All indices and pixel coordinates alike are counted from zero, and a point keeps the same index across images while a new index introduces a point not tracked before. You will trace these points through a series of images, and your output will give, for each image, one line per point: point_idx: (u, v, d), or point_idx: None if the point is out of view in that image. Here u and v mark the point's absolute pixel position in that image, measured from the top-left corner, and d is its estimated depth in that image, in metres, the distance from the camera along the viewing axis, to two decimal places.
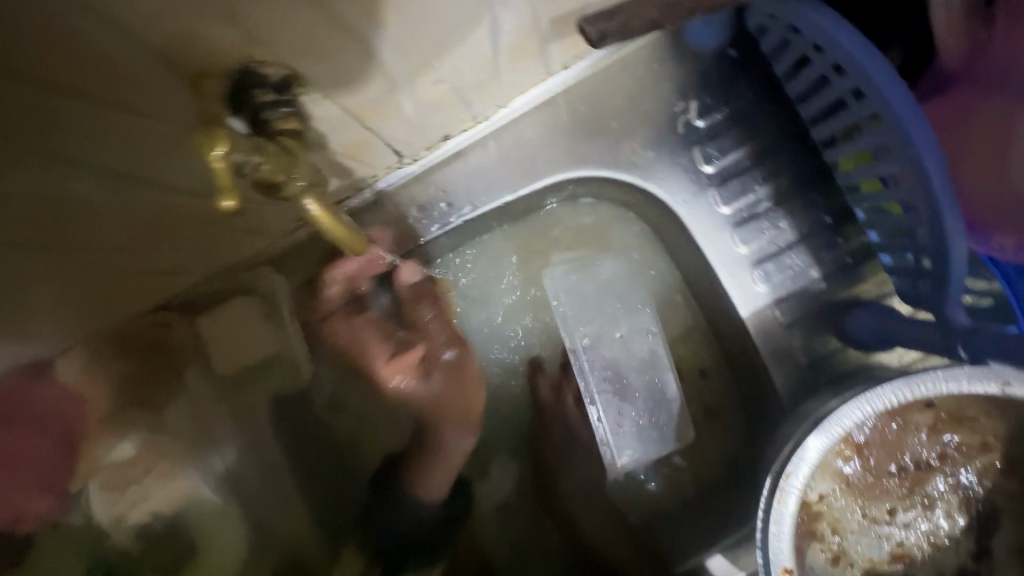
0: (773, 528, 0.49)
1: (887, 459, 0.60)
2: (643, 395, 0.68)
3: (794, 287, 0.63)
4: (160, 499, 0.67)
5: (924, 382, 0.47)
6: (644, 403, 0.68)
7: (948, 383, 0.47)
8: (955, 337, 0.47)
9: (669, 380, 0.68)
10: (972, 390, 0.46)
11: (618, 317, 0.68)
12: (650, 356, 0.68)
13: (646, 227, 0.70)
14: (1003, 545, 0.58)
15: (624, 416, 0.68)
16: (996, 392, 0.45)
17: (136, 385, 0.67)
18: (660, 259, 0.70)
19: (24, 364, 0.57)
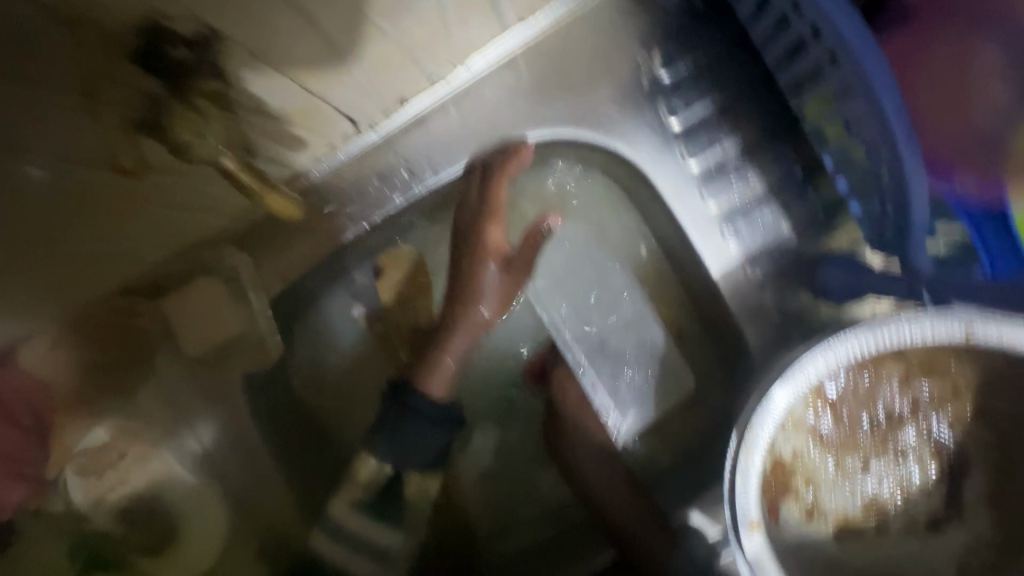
0: (739, 479, 0.49)
1: (859, 412, 0.60)
2: (634, 356, 0.68)
3: (765, 243, 0.62)
4: (136, 482, 0.67)
5: (887, 329, 0.47)
6: (635, 360, 0.68)
7: (912, 329, 0.46)
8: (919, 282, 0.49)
9: (654, 335, 0.67)
10: (935, 336, 0.46)
11: (593, 282, 0.68)
12: (635, 316, 0.67)
13: (610, 184, 0.67)
14: (973, 493, 0.58)
15: (617, 381, 0.69)
16: (958, 337, 0.45)
17: (103, 369, 0.67)
18: (621, 217, 0.67)
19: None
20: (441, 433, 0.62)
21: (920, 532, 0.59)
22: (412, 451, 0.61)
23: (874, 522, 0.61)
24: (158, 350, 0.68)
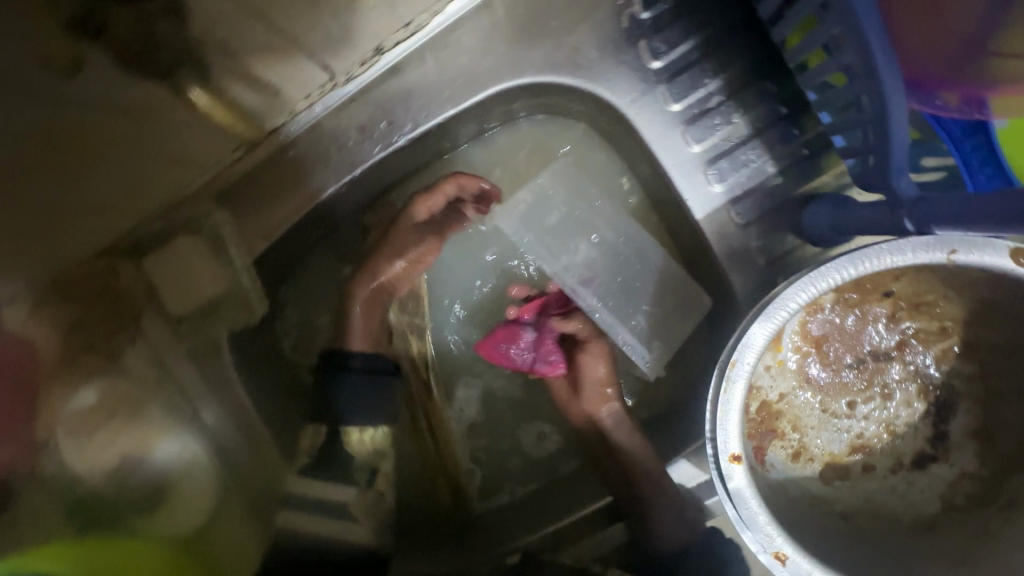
0: (720, 412, 0.50)
1: (845, 352, 0.60)
2: (642, 287, 0.68)
3: (750, 185, 0.61)
4: (125, 444, 0.66)
5: (868, 257, 0.45)
6: (647, 289, 0.68)
7: (894, 257, 0.45)
8: (902, 209, 0.46)
9: (660, 258, 0.68)
10: (916, 262, 0.45)
11: (587, 222, 0.68)
12: (635, 252, 0.68)
13: (593, 135, 0.69)
14: (960, 428, 0.58)
15: (629, 317, 0.69)
16: (941, 260, 0.43)
17: (87, 328, 0.66)
18: (607, 167, 0.69)
19: None
20: (379, 387, 0.66)
21: (906, 470, 0.59)
22: (356, 405, 0.64)
23: (860, 462, 0.61)
24: (143, 314, 0.69)
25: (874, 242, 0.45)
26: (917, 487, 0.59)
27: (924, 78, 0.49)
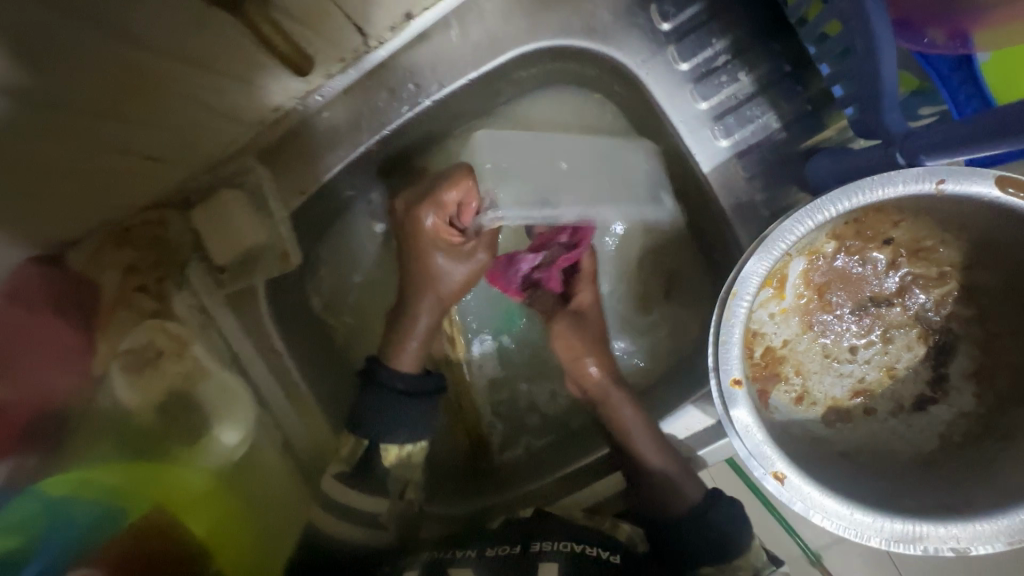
0: (722, 342, 0.52)
1: (846, 300, 0.63)
2: (610, 173, 0.71)
3: (755, 140, 0.65)
4: (171, 377, 0.73)
5: (863, 189, 0.48)
6: (615, 175, 0.71)
7: (887, 188, 0.48)
8: (894, 145, 0.49)
9: (618, 143, 0.71)
10: (908, 194, 0.48)
11: (543, 156, 0.68)
12: (592, 149, 0.70)
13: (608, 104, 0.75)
14: (959, 371, 0.60)
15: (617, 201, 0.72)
16: (930, 191, 0.47)
17: (139, 274, 0.73)
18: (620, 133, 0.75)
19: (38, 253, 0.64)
20: (419, 409, 0.69)
21: (906, 412, 0.62)
22: (397, 427, 0.68)
23: (861, 405, 0.63)
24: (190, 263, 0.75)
25: (870, 175, 0.48)
26: (917, 428, 0.61)
27: (913, 18, 0.50)
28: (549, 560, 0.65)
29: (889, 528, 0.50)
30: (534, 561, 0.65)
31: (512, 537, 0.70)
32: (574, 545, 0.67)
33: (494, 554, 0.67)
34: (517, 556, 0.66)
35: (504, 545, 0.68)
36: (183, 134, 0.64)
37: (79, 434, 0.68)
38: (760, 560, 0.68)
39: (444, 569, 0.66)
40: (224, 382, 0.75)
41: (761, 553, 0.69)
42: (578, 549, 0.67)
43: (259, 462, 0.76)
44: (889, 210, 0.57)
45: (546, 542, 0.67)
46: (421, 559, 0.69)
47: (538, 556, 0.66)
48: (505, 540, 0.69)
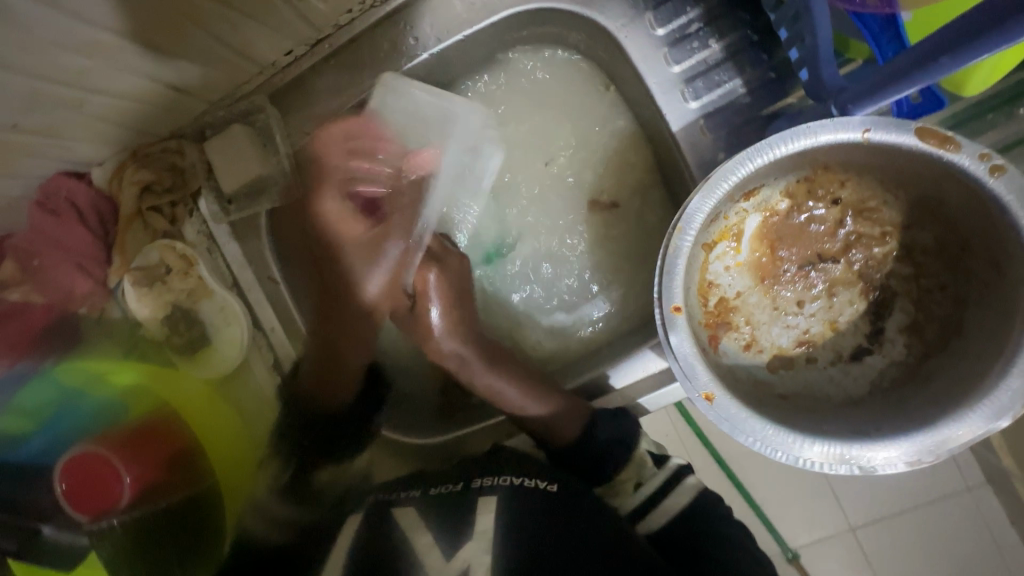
0: (666, 272, 0.57)
1: (796, 256, 0.68)
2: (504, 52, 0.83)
3: (721, 102, 0.70)
4: (178, 291, 0.81)
5: (801, 136, 0.54)
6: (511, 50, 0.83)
7: (822, 134, 0.54)
8: (829, 97, 0.56)
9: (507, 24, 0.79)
10: (840, 140, 0.54)
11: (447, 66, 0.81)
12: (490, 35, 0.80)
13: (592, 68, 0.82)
14: (894, 325, 0.64)
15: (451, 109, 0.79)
16: (858, 138, 0.53)
17: (154, 194, 0.79)
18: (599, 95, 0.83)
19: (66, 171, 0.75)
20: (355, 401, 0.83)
21: (843, 362, 0.66)
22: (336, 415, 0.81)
23: (804, 354, 0.68)
24: (201, 192, 0.82)
25: (808, 122, 0.54)
26: (851, 376, 0.65)
27: None
28: (492, 493, 0.68)
29: (819, 453, 0.54)
30: (477, 494, 0.68)
31: (455, 473, 0.73)
32: (514, 479, 0.70)
33: (436, 492, 0.70)
34: (460, 491, 0.69)
35: (445, 483, 0.71)
36: (203, 67, 0.71)
37: (94, 334, 0.81)
38: (642, 469, 0.77)
39: (389, 508, 0.69)
40: (223, 303, 0.82)
41: (644, 461, 0.77)
42: (519, 483, 0.69)
43: (250, 377, 0.83)
44: (835, 169, 0.62)
45: (488, 478, 0.70)
46: (368, 503, 0.72)
47: (480, 491, 0.68)
48: (447, 477, 0.72)
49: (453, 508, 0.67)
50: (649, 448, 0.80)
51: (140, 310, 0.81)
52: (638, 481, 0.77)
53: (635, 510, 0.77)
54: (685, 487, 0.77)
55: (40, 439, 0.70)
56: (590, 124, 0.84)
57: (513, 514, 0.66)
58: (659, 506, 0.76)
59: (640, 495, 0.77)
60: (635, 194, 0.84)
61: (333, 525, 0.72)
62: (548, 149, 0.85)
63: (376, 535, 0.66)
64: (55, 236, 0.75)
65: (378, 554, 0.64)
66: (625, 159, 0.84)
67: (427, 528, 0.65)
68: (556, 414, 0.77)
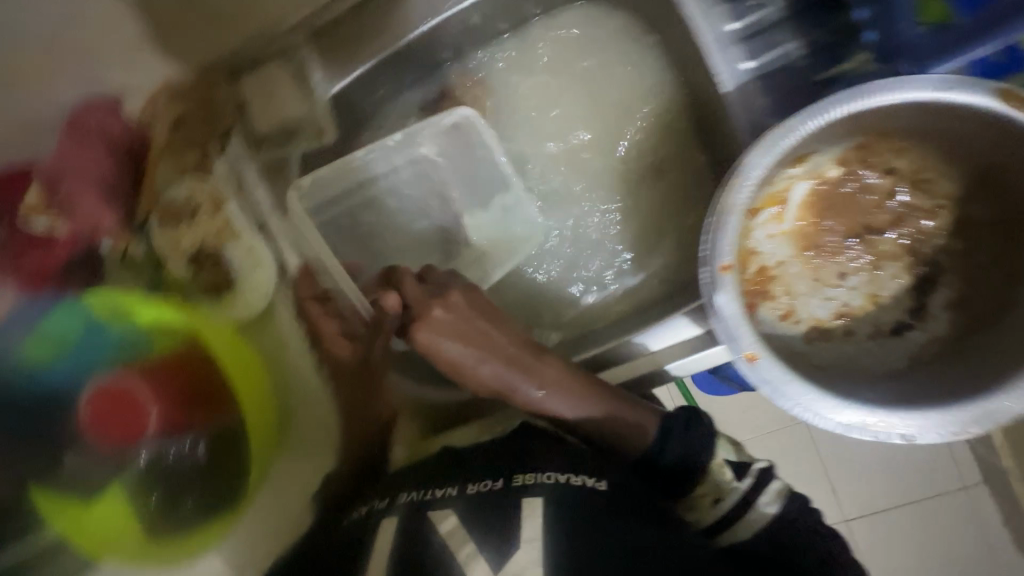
0: (718, 228, 0.56)
1: (843, 227, 0.67)
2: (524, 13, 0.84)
3: (776, 64, 0.68)
4: (203, 229, 0.79)
5: (870, 93, 0.53)
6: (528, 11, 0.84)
7: (893, 93, 0.53)
8: (904, 54, 0.61)
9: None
10: (910, 100, 0.53)
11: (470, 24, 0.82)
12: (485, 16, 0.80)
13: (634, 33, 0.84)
14: (940, 300, 0.63)
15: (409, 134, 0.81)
16: (929, 98, 0.53)
17: (184, 127, 0.79)
18: (640, 60, 0.83)
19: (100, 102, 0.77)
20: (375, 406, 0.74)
21: (883, 336, 0.65)
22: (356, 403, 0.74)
23: (842, 326, 0.67)
24: (231, 131, 0.80)
25: (877, 80, 0.53)
26: (890, 350, 0.64)
27: None
28: (535, 494, 0.59)
29: (853, 418, 0.54)
30: (519, 497, 0.59)
31: (490, 466, 0.64)
32: (559, 476, 0.61)
33: (473, 491, 0.61)
34: (498, 491, 0.60)
35: (482, 479, 0.62)
36: None
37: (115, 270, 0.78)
38: (720, 482, 0.65)
39: (425, 511, 0.61)
40: (250, 246, 0.80)
41: (723, 471, 0.65)
42: (564, 480, 0.61)
43: (275, 325, 0.80)
44: (895, 136, 0.61)
45: (530, 474, 0.61)
46: (401, 506, 0.63)
47: (521, 491, 0.60)
48: (482, 472, 0.63)
49: (492, 508, 0.59)
50: (727, 454, 0.67)
51: (165, 245, 0.79)
52: (717, 496, 0.64)
53: (711, 525, 0.65)
54: (771, 496, 0.64)
55: (58, 372, 0.68)
56: (630, 86, 0.83)
57: (565, 522, 0.57)
58: (743, 522, 0.64)
59: (719, 510, 0.64)
60: (673, 160, 0.82)
61: (360, 532, 0.63)
62: (588, 111, 0.84)
63: (409, 541, 0.58)
64: (85, 163, 0.76)
65: (416, 564, 0.57)
66: (665, 124, 0.82)
67: (466, 537, 0.57)
68: (626, 426, 0.67)
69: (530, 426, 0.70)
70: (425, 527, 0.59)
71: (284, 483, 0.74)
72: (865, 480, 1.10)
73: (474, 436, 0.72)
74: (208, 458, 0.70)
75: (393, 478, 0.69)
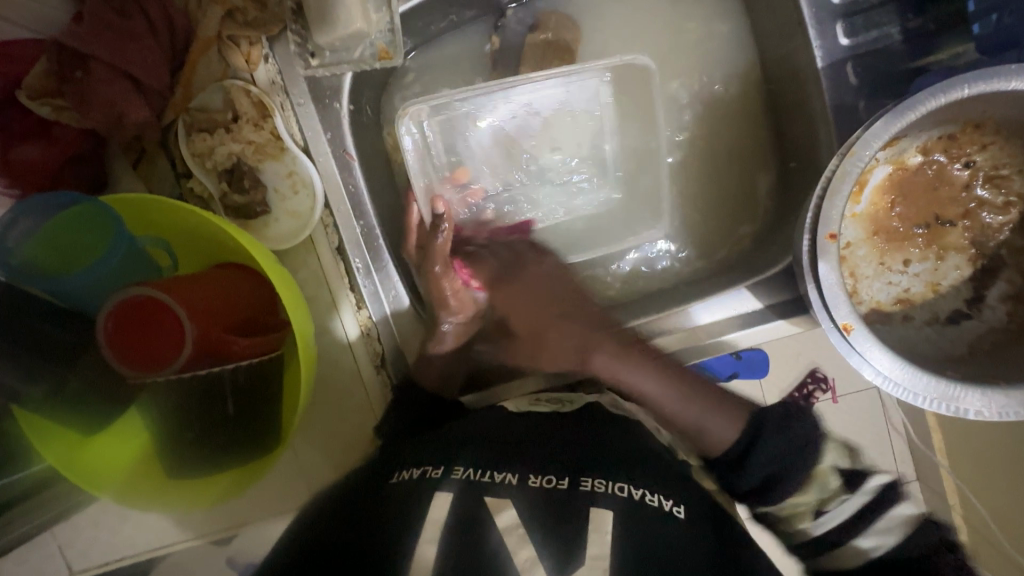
0: (829, 194, 0.57)
1: (916, 216, 0.68)
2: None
3: (874, 46, 0.67)
4: (243, 145, 0.70)
5: (997, 77, 0.55)
6: None
7: (1017, 80, 0.55)
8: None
9: None
10: None
11: None
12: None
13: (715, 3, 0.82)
14: (996, 293, 0.67)
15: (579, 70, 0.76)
16: None
17: (231, 24, 0.69)
18: (715, 35, 0.83)
19: None
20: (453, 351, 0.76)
21: (939, 323, 0.68)
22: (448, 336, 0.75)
23: (900, 312, 0.69)
24: (282, 35, 0.70)
25: (1007, 63, 0.54)
26: (947, 337, 0.67)
27: None
28: (603, 506, 0.55)
29: (933, 388, 0.56)
30: (586, 504, 0.56)
31: (558, 462, 0.60)
32: (633, 491, 0.57)
33: (536, 485, 0.57)
34: (564, 492, 0.57)
35: (547, 475, 0.58)
36: None
37: (141, 174, 0.73)
38: (824, 492, 0.60)
39: (484, 496, 0.56)
40: (292, 168, 0.72)
41: (830, 482, 0.61)
42: (638, 497, 0.56)
43: (312, 256, 0.74)
44: (987, 129, 0.63)
45: (601, 481, 0.57)
46: (458, 481, 0.57)
47: (591, 498, 0.56)
48: (548, 465, 0.59)
49: (556, 514, 0.55)
50: (838, 463, 0.62)
51: (191, 154, 0.70)
52: (819, 508, 0.60)
53: (826, 539, 0.60)
54: (895, 523, 0.59)
55: (78, 282, 0.60)
56: (703, 55, 0.83)
57: (633, 541, 0.54)
58: (854, 546, 0.59)
59: (828, 524, 0.60)
60: (738, 141, 0.84)
61: (405, 493, 0.56)
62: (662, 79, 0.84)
63: (463, 524, 0.54)
64: (110, 46, 0.65)
65: (467, 552, 0.52)
66: (733, 100, 0.83)
67: (526, 537, 0.54)
68: (700, 418, 0.67)
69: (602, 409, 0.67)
70: (483, 510, 0.55)
71: (304, 433, 0.73)
72: None
73: (527, 404, 0.67)
74: (238, 407, 0.63)
75: (434, 440, 0.62)
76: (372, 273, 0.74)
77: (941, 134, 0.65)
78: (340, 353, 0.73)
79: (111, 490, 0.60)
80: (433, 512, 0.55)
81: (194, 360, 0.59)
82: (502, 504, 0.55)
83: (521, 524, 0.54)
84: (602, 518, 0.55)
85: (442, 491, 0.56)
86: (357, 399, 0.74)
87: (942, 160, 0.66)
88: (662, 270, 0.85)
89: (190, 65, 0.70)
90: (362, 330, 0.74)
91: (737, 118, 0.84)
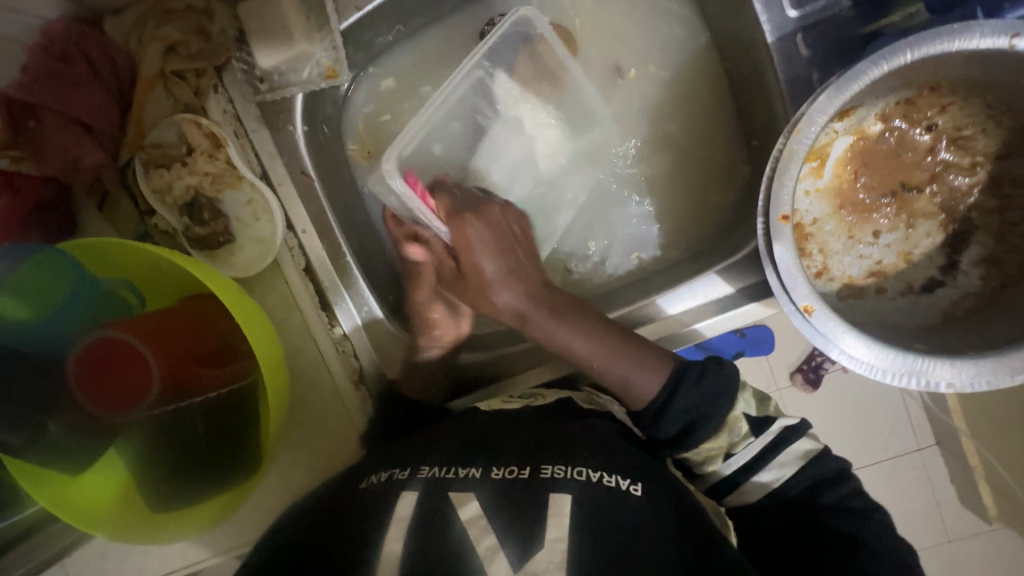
0: (778, 175, 0.56)
1: (882, 186, 0.66)
2: None
3: (824, 14, 0.64)
4: (197, 175, 0.71)
5: (943, 37, 0.53)
6: None
7: (964, 38, 0.53)
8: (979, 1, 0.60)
9: None
10: (984, 45, 0.53)
11: None
12: None
13: None
14: (970, 257, 0.65)
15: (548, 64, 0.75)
16: (1003, 44, 0.53)
17: (174, 60, 0.70)
18: (665, 20, 0.82)
19: (86, 27, 0.70)
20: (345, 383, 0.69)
21: (915, 293, 0.66)
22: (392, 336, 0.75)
23: (873, 284, 0.67)
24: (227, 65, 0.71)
25: (950, 24, 0.53)
26: (922, 306, 0.65)
27: None
28: (563, 490, 0.54)
29: (901, 362, 0.55)
30: (545, 489, 0.55)
31: (519, 453, 0.59)
32: (591, 473, 0.56)
33: (500, 477, 0.56)
34: (524, 478, 0.56)
35: (509, 465, 0.57)
36: None
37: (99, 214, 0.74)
38: (735, 436, 0.63)
39: (447, 491, 0.55)
40: (250, 196, 0.72)
41: (738, 428, 0.63)
42: (596, 479, 0.56)
43: (279, 280, 0.74)
44: (944, 90, 0.61)
45: (561, 467, 0.56)
46: (425, 479, 0.57)
47: (548, 485, 0.55)
48: (510, 456, 0.58)
49: (517, 503, 0.54)
50: (748, 410, 0.65)
51: (150, 189, 0.71)
52: (729, 451, 0.63)
53: (733, 479, 0.64)
54: (790, 458, 0.63)
55: (48, 324, 0.61)
56: (658, 42, 0.82)
57: (591, 530, 0.52)
58: (753, 480, 0.63)
59: (730, 467, 0.64)
60: (703, 123, 0.82)
61: (374, 498, 0.56)
62: (617, 69, 0.83)
63: (428, 523, 0.53)
64: (60, 93, 0.67)
65: (430, 543, 0.51)
66: (691, 82, 0.82)
67: (489, 527, 0.52)
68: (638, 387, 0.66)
69: (574, 404, 0.67)
70: (448, 502, 0.54)
71: (284, 449, 0.73)
72: (857, 447, 1.06)
73: (501, 402, 0.68)
74: (207, 423, 0.66)
75: (405, 448, 0.63)
76: (342, 290, 0.75)
77: (899, 98, 0.63)
78: (316, 374, 0.73)
79: (105, 528, 0.60)
80: (399, 511, 0.54)
81: (163, 397, 0.62)
82: (465, 497, 0.54)
83: (486, 515, 0.53)
84: (561, 502, 0.54)
85: (409, 491, 0.56)
86: (335, 416, 0.73)
87: (905, 123, 0.64)
88: (633, 260, 0.83)
89: (138, 103, 0.71)
90: (336, 348, 0.74)
91: (699, 99, 0.82)
